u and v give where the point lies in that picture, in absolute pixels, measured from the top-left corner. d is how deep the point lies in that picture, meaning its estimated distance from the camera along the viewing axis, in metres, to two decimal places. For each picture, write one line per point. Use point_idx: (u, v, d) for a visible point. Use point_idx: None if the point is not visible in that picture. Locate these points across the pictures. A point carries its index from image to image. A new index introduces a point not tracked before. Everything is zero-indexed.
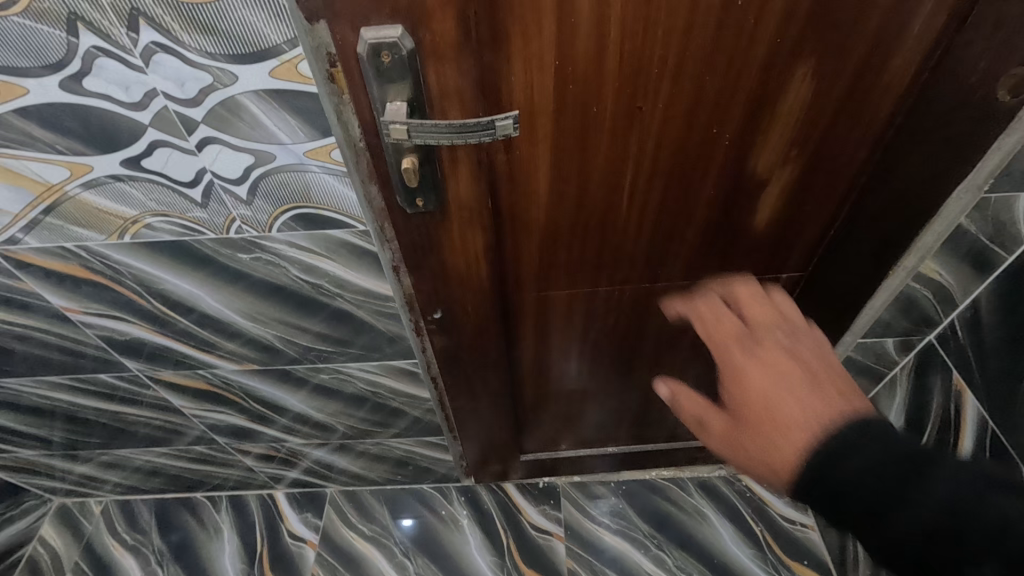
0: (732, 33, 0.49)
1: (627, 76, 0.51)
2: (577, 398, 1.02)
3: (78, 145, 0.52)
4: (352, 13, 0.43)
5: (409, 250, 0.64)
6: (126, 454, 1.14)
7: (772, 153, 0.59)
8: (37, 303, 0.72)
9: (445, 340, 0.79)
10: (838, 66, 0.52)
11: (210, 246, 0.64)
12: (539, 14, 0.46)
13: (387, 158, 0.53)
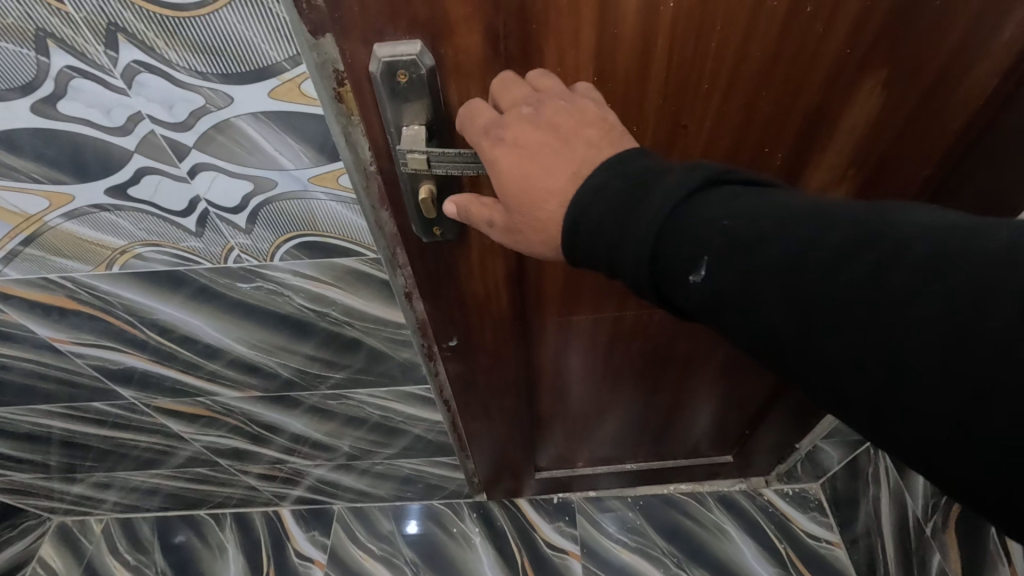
0: (794, 44, 0.44)
1: (673, 91, 0.46)
2: (596, 416, 0.97)
3: (56, 173, 0.47)
4: (361, 29, 0.38)
5: (423, 278, 0.58)
6: (126, 475, 1.10)
7: (826, 169, 0.55)
8: (23, 333, 0.67)
9: (459, 367, 0.74)
10: (909, 79, 0.48)
11: (205, 275, 0.58)
12: (576, 22, 0.40)
13: (401, 185, 0.47)
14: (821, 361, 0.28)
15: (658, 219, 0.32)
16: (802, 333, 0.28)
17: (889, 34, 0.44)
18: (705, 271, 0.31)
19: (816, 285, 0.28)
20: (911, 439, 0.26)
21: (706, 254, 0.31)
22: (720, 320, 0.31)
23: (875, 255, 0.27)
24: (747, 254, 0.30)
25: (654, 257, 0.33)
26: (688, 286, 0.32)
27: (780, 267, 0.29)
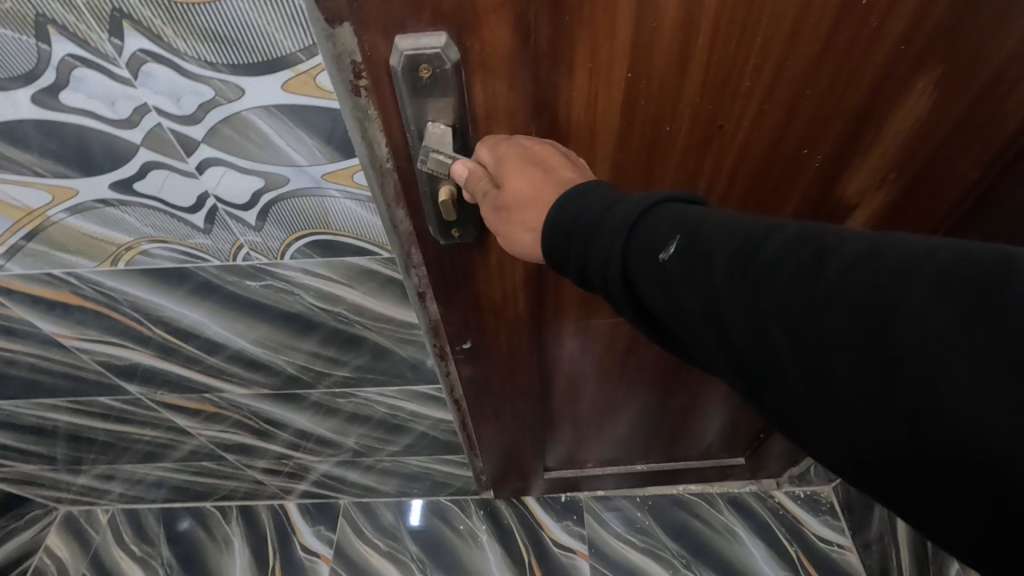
0: (848, 41, 0.42)
1: (711, 91, 0.44)
2: (607, 420, 0.96)
3: (58, 166, 0.45)
4: (381, 21, 0.35)
5: (438, 280, 0.56)
6: (132, 467, 1.09)
7: (867, 171, 0.56)
8: (27, 329, 0.65)
9: (472, 370, 0.72)
10: (963, 79, 0.47)
11: (214, 272, 0.57)
12: (614, 16, 0.38)
13: (421, 186, 0.45)
14: (766, 353, 0.29)
15: (626, 220, 0.34)
16: (749, 324, 0.29)
17: (945, 32, 0.43)
18: (672, 252, 0.32)
19: (761, 271, 0.29)
20: (839, 422, 0.27)
21: (674, 244, 0.32)
22: (674, 305, 0.32)
23: (811, 252, 0.28)
24: (698, 250, 0.31)
25: (618, 257, 0.34)
26: (653, 278, 0.33)
27: (733, 255, 0.30)
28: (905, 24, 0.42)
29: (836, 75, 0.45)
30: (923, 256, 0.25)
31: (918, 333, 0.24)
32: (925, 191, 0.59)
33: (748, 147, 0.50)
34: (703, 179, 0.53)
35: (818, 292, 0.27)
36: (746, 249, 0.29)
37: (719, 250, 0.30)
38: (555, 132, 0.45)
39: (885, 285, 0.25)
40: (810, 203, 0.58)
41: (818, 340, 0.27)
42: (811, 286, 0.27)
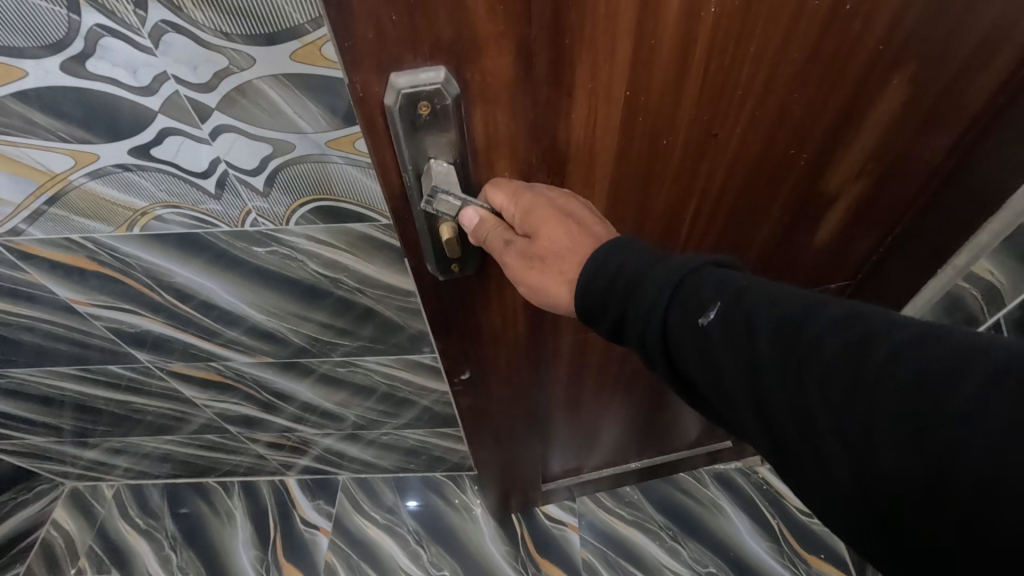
0: (834, 44, 0.46)
1: (707, 100, 0.47)
2: (596, 423, 0.98)
3: (82, 132, 0.48)
4: (376, 61, 0.34)
5: (438, 316, 0.57)
6: (138, 441, 1.13)
7: (848, 166, 0.60)
8: (43, 294, 0.69)
9: (473, 396, 0.74)
10: (933, 70, 0.52)
11: (224, 239, 0.60)
12: (613, 36, 0.39)
13: (419, 224, 0.45)
14: (806, 414, 0.32)
15: (666, 281, 0.39)
16: (790, 384, 0.32)
17: (916, 31, 0.48)
18: (711, 317, 0.36)
19: (808, 345, 0.32)
20: (875, 480, 0.30)
21: (717, 304, 0.37)
22: (718, 365, 0.36)
23: (859, 333, 0.31)
24: (747, 315, 0.35)
25: (665, 310, 0.39)
26: (696, 330, 0.37)
27: (781, 327, 0.34)
28: (886, 20, 0.46)
29: (827, 69, 0.48)
30: (971, 352, 0.28)
31: (966, 420, 0.26)
32: (899, 178, 0.63)
33: (741, 151, 0.53)
34: (699, 183, 0.56)
35: (865, 368, 0.30)
36: (791, 326, 0.33)
37: (762, 320, 0.35)
38: (556, 157, 0.46)
39: (932, 371, 0.28)
40: (798, 199, 0.62)
41: (864, 420, 0.29)
42: (857, 367, 0.30)
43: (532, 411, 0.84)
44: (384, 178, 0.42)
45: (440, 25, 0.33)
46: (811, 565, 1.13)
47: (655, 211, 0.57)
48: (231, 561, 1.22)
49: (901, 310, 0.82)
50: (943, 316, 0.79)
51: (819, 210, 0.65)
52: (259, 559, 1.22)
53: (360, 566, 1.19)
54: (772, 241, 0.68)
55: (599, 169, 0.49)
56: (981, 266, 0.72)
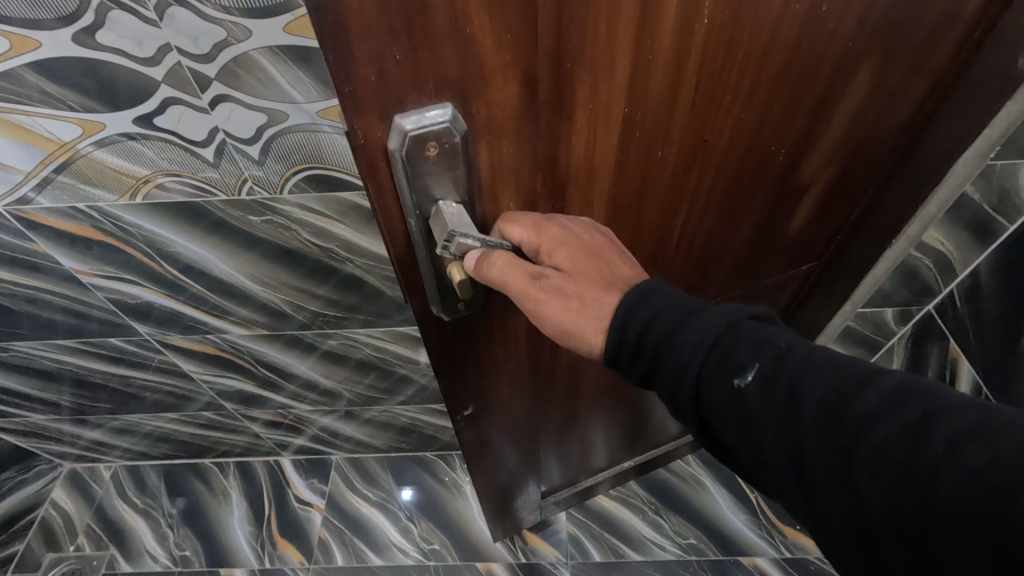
0: (809, 43, 0.48)
1: (697, 108, 0.47)
2: (581, 440, 0.97)
3: (91, 101, 0.52)
4: (377, 105, 0.34)
5: (441, 357, 0.57)
6: (137, 419, 1.17)
7: (820, 157, 0.62)
8: (49, 265, 0.72)
9: (475, 431, 0.73)
10: (894, 60, 0.55)
11: (221, 207, 0.64)
12: (612, 53, 0.39)
13: (423, 266, 0.45)
14: (853, 495, 0.32)
15: (706, 335, 0.40)
16: (835, 462, 0.33)
17: (881, 26, 0.50)
18: (749, 379, 0.37)
19: (856, 421, 0.33)
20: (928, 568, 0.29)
21: (756, 366, 0.37)
22: (754, 427, 0.37)
23: (911, 414, 0.31)
24: (788, 384, 0.36)
25: (701, 367, 0.40)
26: (734, 392, 0.38)
27: (826, 398, 0.34)
28: (856, 15, 0.48)
29: (807, 66, 0.50)
30: None
31: None
32: (862, 162, 0.66)
33: (727, 154, 0.54)
34: (689, 190, 0.56)
35: (921, 454, 0.30)
36: (840, 397, 0.34)
37: (808, 389, 0.35)
38: (556, 178, 0.46)
39: (994, 463, 0.28)
40: (777, 194, 0.63)
41: (918, 510, 0.29)
42: (913, 452, 0.30)
43: (529, 430, 0.84)
44: (387, 223, 0.42)
45: (446, 60, 0.34)
46: (786, 536, 1.18)
47: (648, 222, 0.57)
48: (227, 537, 1.26)
49: (864, 283, 0.86)
50: (901, 286, 0.84)
51: (798, 202, 0.67)
52: (255, 535, 1.25)
53: (352, 541, 1.23)
54: (754, 239, 0.69)
55: (593, 190, 0.49)
56: (931, 236, 0.77)
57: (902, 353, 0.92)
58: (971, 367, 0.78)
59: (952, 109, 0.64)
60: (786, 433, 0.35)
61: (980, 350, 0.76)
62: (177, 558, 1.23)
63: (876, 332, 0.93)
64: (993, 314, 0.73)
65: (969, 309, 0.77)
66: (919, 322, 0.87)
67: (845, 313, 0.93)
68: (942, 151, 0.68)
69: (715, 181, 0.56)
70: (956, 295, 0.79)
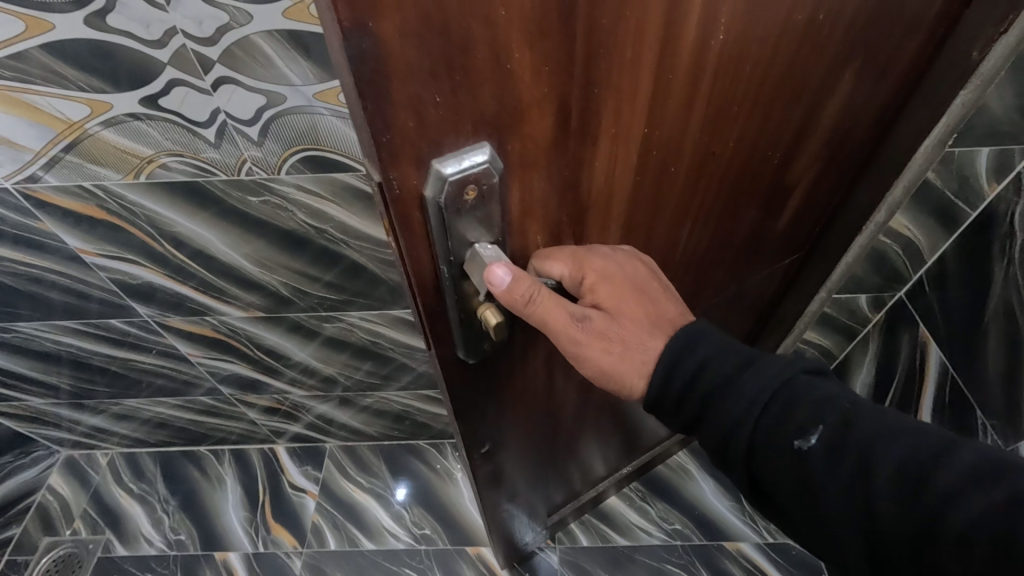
0: (805, 54, 0.50)
1: (706, 122, 0.49)
2: (577, 458, 0.98)
3: (99, 82, 0.56)
4: (414, 153, 0.34)
5: (463, 400, 0.58)
6: (135, 405, 1.19)
7: (807, 157, 0.65)
8: (54, 244, 0.75)
9: (490, 464, 0.74)
10: (876, 63, 0.58)
11: (221, 187, 0.67)
12: (636, 79, 0.40)
13: (450, 309, 0.45)
14: (929, 555, 0.39)
15: (767, 393, 0.46)
16: (911, 527, 0.39)
17: (866, 33, 0.53)
18: (814, 441, 0.44)
19: (934, 496, 0.39)
20: None
21: (823, 431, 0.44)
22: (823, 483, 0.43)
23: (989, 496, 0.37)
24: (860, 451, 0.43)
25: (766, 425, 0.46)
26: (800, 452, 0.44)
27: (905, 472, 0.40)
28: (846, 25, 0.51)
29: (802, 75, 0.52)
30: None
31: None
32: (843, 157, 0.69)
33: (729, 162, 0.56)
34: (695, 199, 0.58)
35: (1000, 536, 0.36)
36: (920, 473, 0.40)
37: (882, 459, 0.41)
38: (578, 204, 0.47)
39: None
40: (768, 195, 0.66)
41: None
42: (996, 535, 0.36)
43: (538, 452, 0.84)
44: (417, 271, 0.41)
45: (486, 101, 0.34)
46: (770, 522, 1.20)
47: (656, 233, 0.58)
48: (221, 521, 1.28)
49: (839, 268, 0.90)
50: (872, 271, 0.87)
51: (786, 201, 0.70)
52: (249, 519, 1.28)
53: (345, 526, 1.25)
54: (746, 238, 0.72)
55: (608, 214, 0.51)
56: (898, 222, 0.81)
57: (875, 340, 0.96)
58: (938, 350, 0.82)
59: (921, 104, 0.67)
60: (855, 492, 0.42)
61: (946, 332, 0.80)
62: (171, 542, 1.25)
63: (851, 317, 0.96)
64: (958, 298, 0.77)
65: (936, 295, 0.81)
66: (891, 309, 0.90)
67: (820, 300, 0.96)
68: (909, 143, 0.72)
69: (717, 189, 0.59)
70: (924, 281, 0.82)
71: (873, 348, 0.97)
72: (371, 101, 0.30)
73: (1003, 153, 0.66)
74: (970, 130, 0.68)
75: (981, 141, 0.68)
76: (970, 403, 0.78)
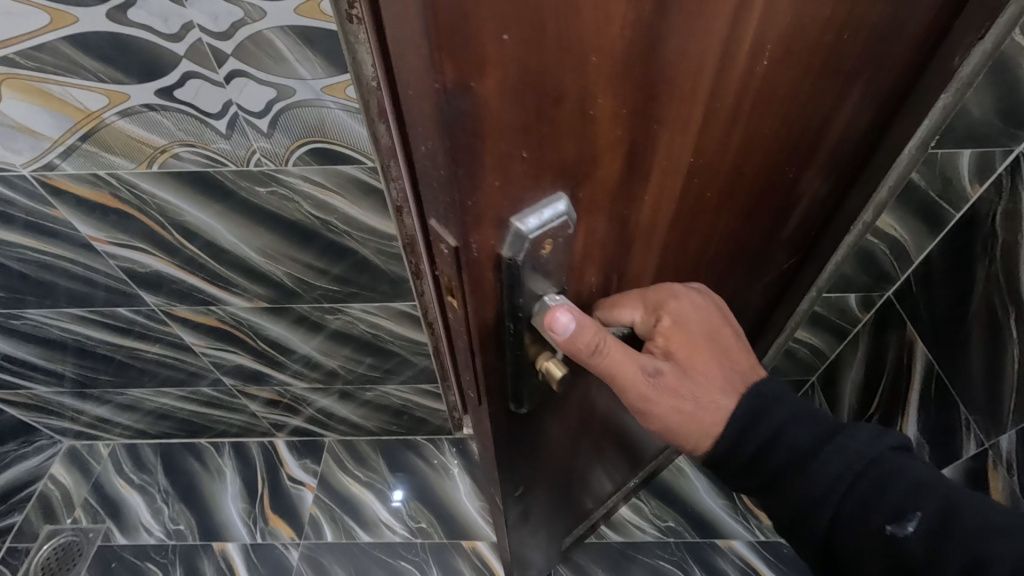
0: (828, 78, 0.52)
1: (739, 149, 0.51)
2: (588, 485, 0.96)
3: (118, 74, 0.58)
4: (494, 211, 0.36)
5: (505, 446, 0.60)
6: (139, 395, 1.21)
7: (818, 173, 0.67)
8: (67, 232, 0.78)
9: (515, 504, 0.74)
10: (884, 82, 0.60)
11: (231, 177, 0.70)
12: (688, 117, 0.42)
13: (506, 360, 0.48)
14: None
15: (857, 469, 0.50)
16: None
17: (879, 55, 0.55)
18: (910, 527, 0.47)
19: None
20: None
21: (916, 516, 0.48)
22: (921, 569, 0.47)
23: None
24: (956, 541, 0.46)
25: (857, 503, 0.50)
26: (896, 535, 0.48)
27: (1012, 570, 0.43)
28: (861, 50, 0.53)
29: (822, 97, 0.54)
30: None
31: None
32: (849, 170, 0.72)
33: (754, 184, 0.58)
34: (721, 220, 0.60)
35: None
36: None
37: (983, 551, 0.44)
38: (625, 238, 0.49)
39: None
40: (782, 210, 0.68)
41: None
42: None
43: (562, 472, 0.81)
44: (481, 328, 0.43)
45: (562, 151, 0.36)
46: (762, 520, 1.22)
47: (685, 256, 0.60)
48: (220, 513, 1.29)
49: (830, 266, 0.91)
50: (861, 270, 0.90)
51: (794, 215, 0.72)
52: (247, 511, 1.29)
53: (342, 518, 1.27)
54: (758, 252, 0.73)
55: (646, 250, 0.53)
56: (884, 222, 0.83)
57: (865, 341, 0.99)
58: (925, 348, 0.84)
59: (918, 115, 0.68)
60: None
61: (931, 328, 0.83)
62: (171, 532, 1.27)
63: (841, 317, 0.99)
64: (942, 296, 0.80)
65: (923, 294, 0.84)
66: (879, 308, 0.94)
67: (810, 297, 0.97)
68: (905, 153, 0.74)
69: (741, 209, 0.61)
70: (912, 281, 0.86)
71: (863, 348, 1.00)
72: (464, 164, 0.32)
73: (984, 155, 0.69)
74: (951, 133, 0.70)
75: (963, 143, 0.70)
76: (954, 401, 0.80)
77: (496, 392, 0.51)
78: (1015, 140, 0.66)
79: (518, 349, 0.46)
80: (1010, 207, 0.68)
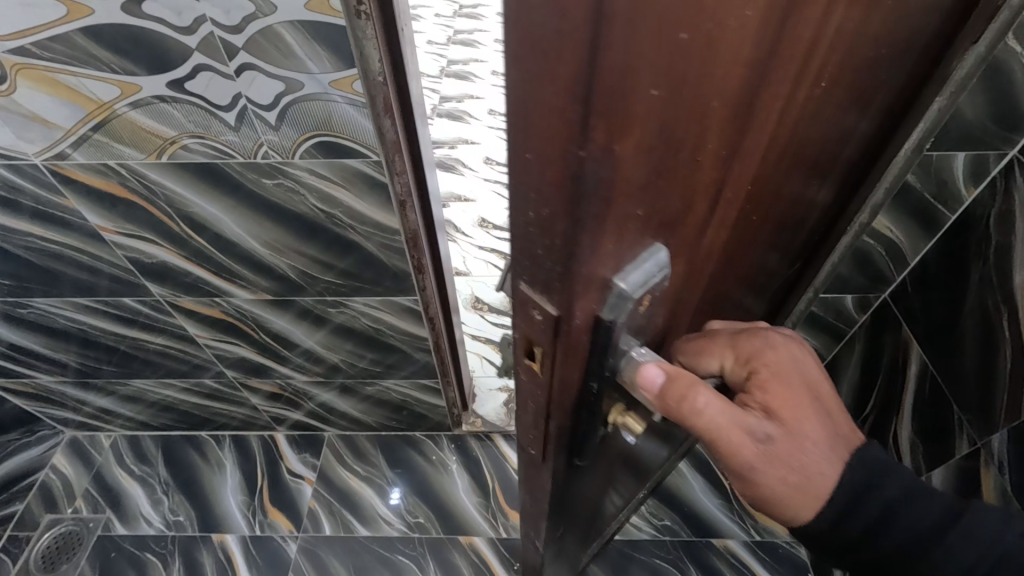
0: (858, 98, 0.52)
1: (782, 174, 0.51)
2: (607, 513, 0.93)
3: (131, 65, 0.60)
4: (600, 275, 0.33)
5: (556, 496, 0.57)
6: (142, 387, 1.22)
7: (832, 187, 0.67)
8: (76, 221, 0.79)
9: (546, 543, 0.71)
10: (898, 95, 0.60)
11: (238, 169, 0.71)
12: (753, 149, 0.41)
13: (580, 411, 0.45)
14: None
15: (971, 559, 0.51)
16: None
17: (900, 71, 0.55)
18: None
19: None
20: None
21: None
22: None
23: None
24: None
25: None
26: None
27: None
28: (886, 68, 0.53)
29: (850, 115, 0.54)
30: None
31: None
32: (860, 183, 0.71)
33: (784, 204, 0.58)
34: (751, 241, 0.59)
35: None
36: None
37: None
38: (686, 274, 0.47)
39: None
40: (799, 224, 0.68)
41: None
42: None
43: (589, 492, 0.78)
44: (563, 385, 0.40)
45: (661, 197, 0.35)
46: (758, 521, 1.23)
47: (719, 281, 0.59)
48: (219, 505, 1.30)
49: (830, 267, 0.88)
50: (857, 272, 0.91)
51: (806, 228, 0.71)
52: (247, 503, 1.30)
53: (341, 512, 1.27)
54: (773, 267, 0.72)
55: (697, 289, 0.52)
56: (881, 223, 0.83)
57: (862, 341, 1.01)
58: (920, 349, 0.85)
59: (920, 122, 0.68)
60: None
61: (924, 328, 0.85)
62: (170, 523, 1.28)
63: (837, 318, 1.01)
64: (936, 296, 0.82)
65: (918, 294, 0.86)
66: (875, 309, 0.96)
67: (805, 297, 0.93)
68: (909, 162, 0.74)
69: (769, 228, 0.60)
70: (907, 281, 0.88)
71: (859, 348, 1.02)
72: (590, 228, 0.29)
73: (977, 157, 0.71)
74: (947, 135, 0.70)
75: (957, 146, 0.71)
76: (948, 401, 0.81)
77: (563, 450, 0.49)
78: (1010, 143, 0.68)
79: (595, 398, 0.44)
80: (1003, 207, 0.70)
